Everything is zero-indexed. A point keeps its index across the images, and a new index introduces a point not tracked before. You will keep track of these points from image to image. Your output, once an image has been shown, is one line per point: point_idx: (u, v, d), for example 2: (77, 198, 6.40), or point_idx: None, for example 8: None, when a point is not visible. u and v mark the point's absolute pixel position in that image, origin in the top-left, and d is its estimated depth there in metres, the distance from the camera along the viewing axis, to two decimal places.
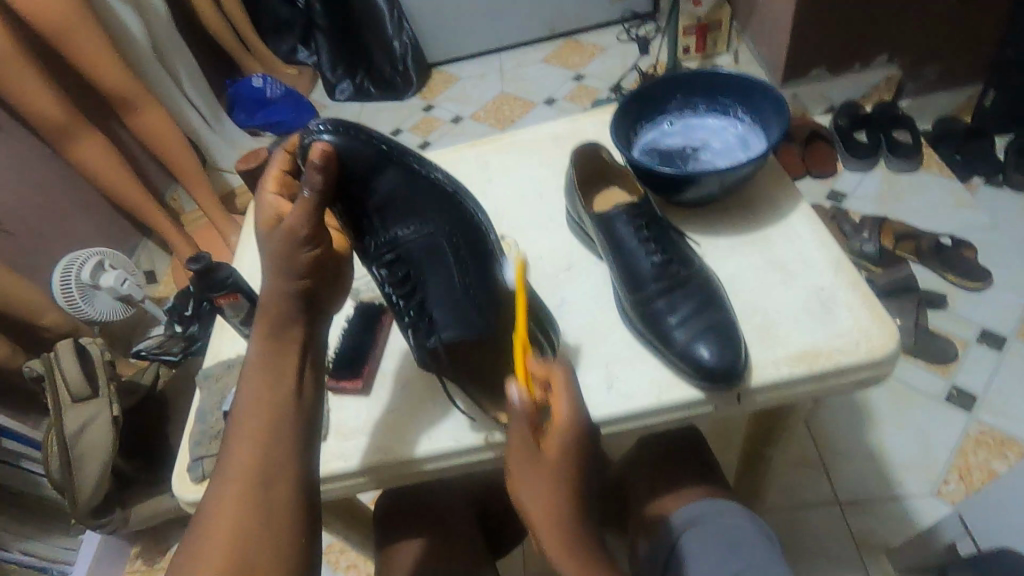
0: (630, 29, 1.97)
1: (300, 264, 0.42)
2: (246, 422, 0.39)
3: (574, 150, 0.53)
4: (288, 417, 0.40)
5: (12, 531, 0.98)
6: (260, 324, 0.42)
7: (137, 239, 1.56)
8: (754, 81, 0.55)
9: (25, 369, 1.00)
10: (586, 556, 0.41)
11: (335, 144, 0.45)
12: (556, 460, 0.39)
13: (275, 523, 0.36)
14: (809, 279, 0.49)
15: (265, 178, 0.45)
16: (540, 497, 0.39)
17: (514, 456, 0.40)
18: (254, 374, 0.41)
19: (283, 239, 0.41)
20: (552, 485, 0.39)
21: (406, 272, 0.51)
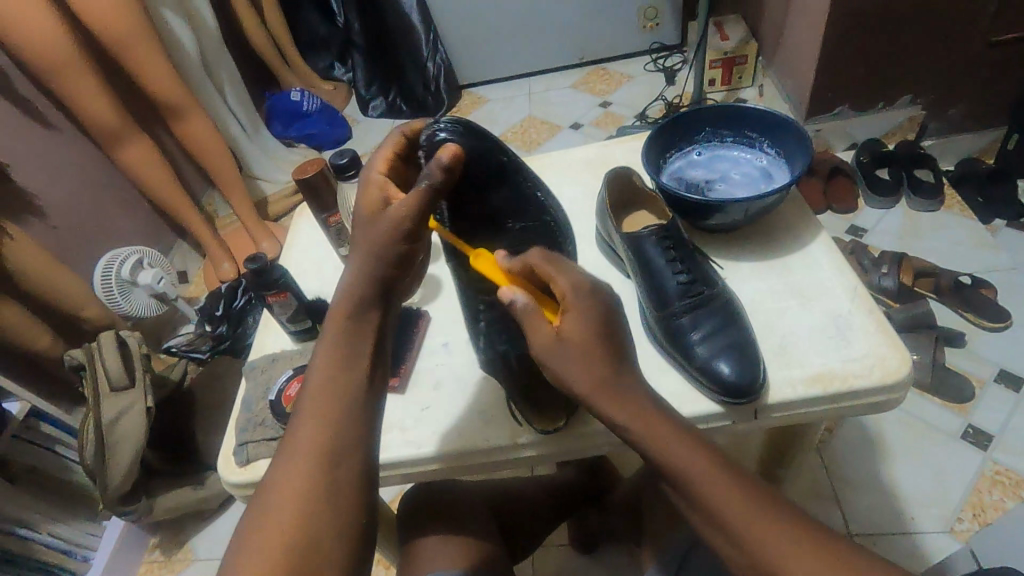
0: (657, 59, 2.02)
1: (393, 254, 0.43)
2: (313, 409, 0.41)
3: (607, 172, 0.56)
4: (352, 407, 0.41)
5: (43, 512, 1.02)
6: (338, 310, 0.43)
7: (173, 239, 1.63)
8: (781, 117, 0.58)
9: (67, 357, 1.05)
10: (700, 467, 0.41)
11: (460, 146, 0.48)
12: (575, 328, 0.43)
13: (336, 511, 0.38)
14: (826, 305, 0.51)
15: (375, 160, 0.48)
16: (585, 370, 0.42)
17: (545, 356, 0.44)
18: (325, 360, 0.42)
19: (387, 227, 0.43)
20: (593, 359, 0.42)
21: (494, 283, 0.54)
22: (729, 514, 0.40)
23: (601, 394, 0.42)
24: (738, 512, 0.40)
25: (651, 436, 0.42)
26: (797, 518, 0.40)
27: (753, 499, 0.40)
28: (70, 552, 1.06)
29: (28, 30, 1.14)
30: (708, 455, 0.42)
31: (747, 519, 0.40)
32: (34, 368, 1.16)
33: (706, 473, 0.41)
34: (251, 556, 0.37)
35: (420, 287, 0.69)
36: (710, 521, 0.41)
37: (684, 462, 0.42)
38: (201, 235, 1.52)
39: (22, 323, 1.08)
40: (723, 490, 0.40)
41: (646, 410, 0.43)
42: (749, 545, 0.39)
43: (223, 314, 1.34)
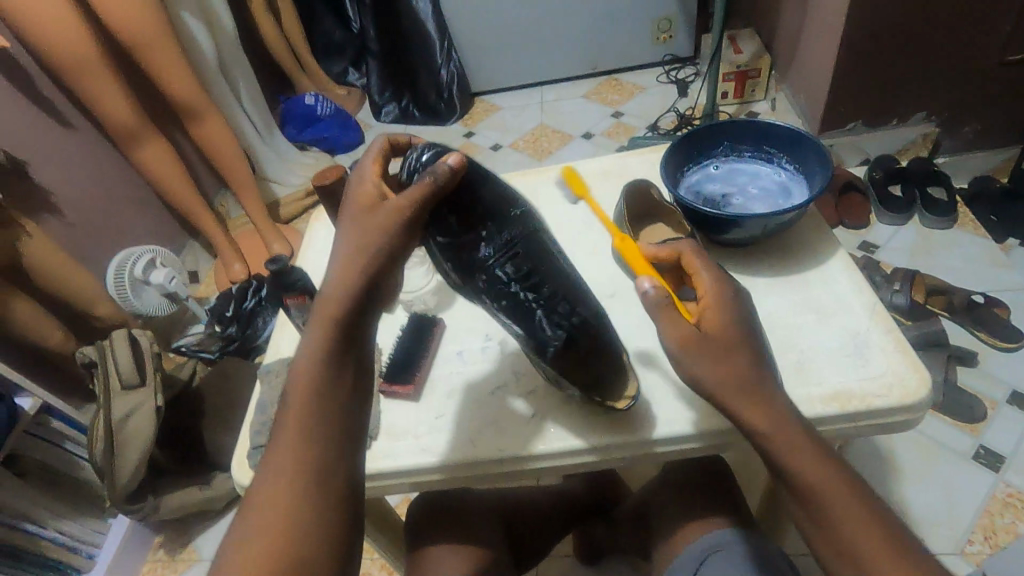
0: (670, 71, 2.02)
1: (389, 250, 0.41)
2: (295, 419, 0.39)
3: (626, 185, 0.57)
4: (335, 419, 0.39)
5: (51, 508, 1.03)
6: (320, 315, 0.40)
7: (186, 239, 1.65)
8: (800, 133, 0.59)
9: (79, 354, 1.05)
10: (814, 468, 0.41)
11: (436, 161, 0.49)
12: (717, 324, 0.45)
13: (322, 514, 0.38)
14: (844, 323, 0.51)
15: (369, 161, 0.46)
16: (724, 370, 0.43)
17: (684, 353, 0.44)
18: (305, 369, 0.39)
19: (379, 228, 0.41)
20: (732, 364, 0.43)
21: (531, 267, 0.51)
22: (845, 517, 0.40)
23: (735, 395, 0.43)
24: (846, 514, 0.41)
25: (771, 432, 0.42)
26: (895, 528, 0.41)
27: (862, 506, 0.41)
28: (76, 549, 1.06)
29: (51, 28, 1.15)
30: (819, 460, 0.42)
31: (862, 525, 0.40)
32: (45, 364, 1.17)
33: (821, 475, 0.41)
34: (240, 560, 0.36)
35: (434, 293, 0.68)
36: (817, 523, 0.41)
37: (807, 464, 0.41)
38: (214, 236, 1.53)
39: (35, 319, 1.09)
40: (842, 495, 0.41)
41: (772, 407, 0.43)
42: (857, 550, 0.40)
43: (233, 314, 1.36)
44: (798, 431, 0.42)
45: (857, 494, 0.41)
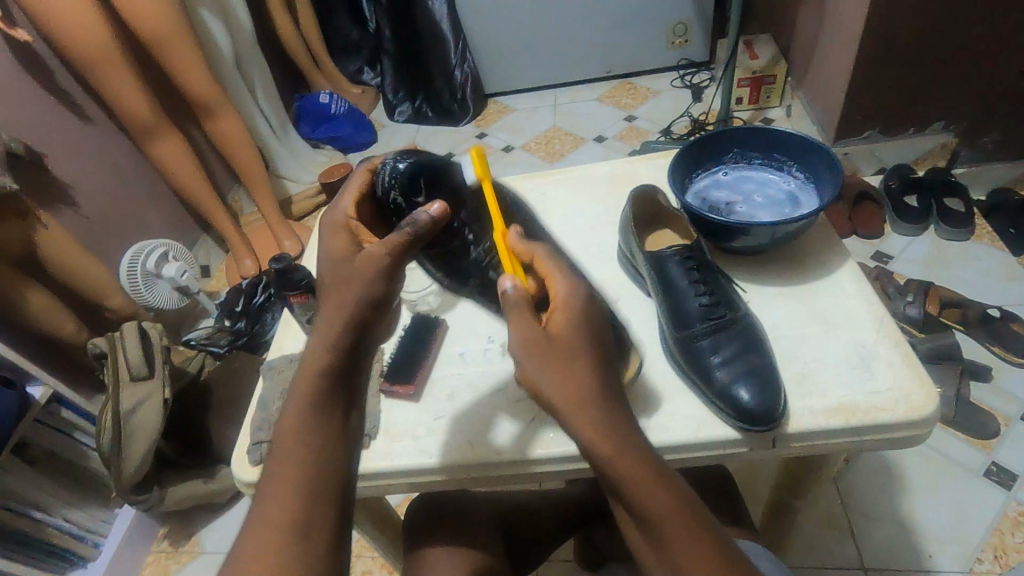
0: (684, 76, 2.01)
1: (380, 271, 0.40)
2: (289, 449, 0.37)
3: (633, 190, 0.56)
4: (329, 448, 0.37)
5: (59, 496, 1.04)
6: (313, 352, 0.39)
7: (198, 234, 1.66)
8: (810, 141, 0.58)
9: (91, 345, 1.07)
10: (639, 481, 0.39)
11: (415, 168, 0.52)
12: (567, 332, 0.41)
13: (313, 547, 0.34)
14: (851, 335, 0.50)
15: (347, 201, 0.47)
16: (565, 383, 0.39)
17: (527, 354, 0.40)
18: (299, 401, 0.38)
19: (359, 265, 0.41)
20: (576, 369, 0.40)
21: None
22: (667, 530, 0.39)
23: (576, 408, 0.39)
24: (675, 521, 0.39)
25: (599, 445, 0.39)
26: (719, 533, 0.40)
27: (686, 514, 0.39)
28: (82, 538, 1.07)
29: (72, 22, 1.17)
30: (645, 469, 0.39)
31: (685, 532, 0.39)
32: (58, 354, 1.19)
33: (649, 487, 0.39)
34: None
35: (437, 295, 0.70)
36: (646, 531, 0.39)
37: (633, 479, 0.39)
38: (226, 231, 1.54)
39: (48, 309, 1.10)
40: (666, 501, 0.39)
41: (597, 415, 0.39)
42: (682, 559, 0.39)
43: (243, 309, 1.38)
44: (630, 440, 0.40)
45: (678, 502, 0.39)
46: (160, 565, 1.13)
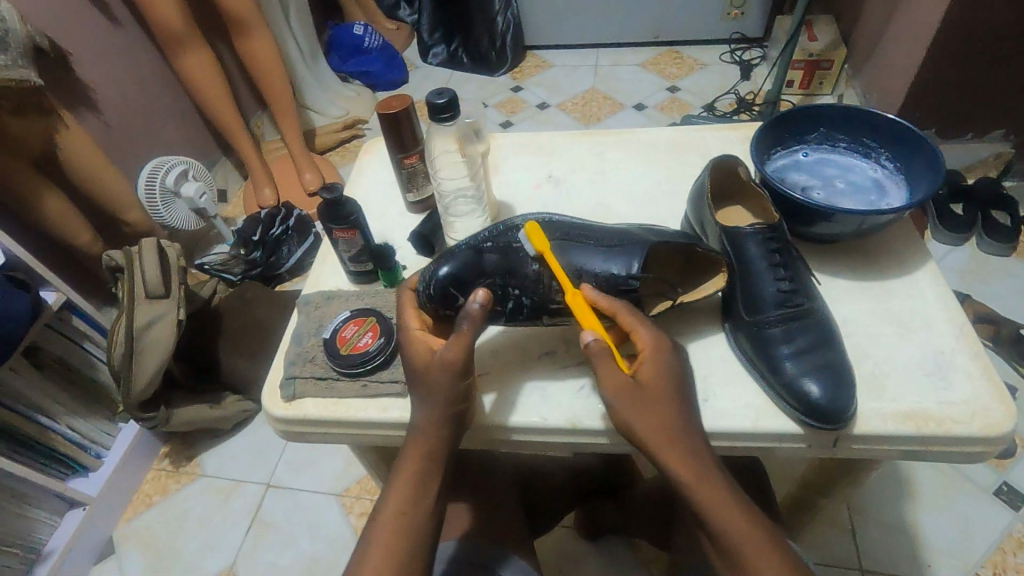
0: (735, 51, 1.92)
1: (459, 382, 0.44)
2: (380, 537, 0.41)
3: (712, 160, 0.52)
4: (412, 548, 0.41)
5: (65, 404, 1.03)
6: (417, 448, 0.44)
7: (218, 157, 1.62)
8: (908, 129, 0.53)
9: (105, 257, 1.04)
10: (715, 502, 0.40)
11: (456, 268, 0.48)
12: (651, 376, 0.44)
13: None
14: (927, 340, 0.48)
15: (408, 316, 0.47)
16: (650, 417, 0.42)
17: (620, 401, 0.43)
18: (397, 495, 0.43)
19: (439, 378, 0.44)
20: (659, 413, 0.43)
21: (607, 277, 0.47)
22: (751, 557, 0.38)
23: (663, 443, 0.42)
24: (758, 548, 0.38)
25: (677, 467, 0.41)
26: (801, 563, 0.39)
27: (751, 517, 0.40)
28: (85, 447, 1.07)
29: None
30: (725, 493, 0.40)
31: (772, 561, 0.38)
32: (71, 262, 1.16)
33: (734, 518, 0.39)
34: None
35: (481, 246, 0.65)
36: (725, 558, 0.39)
37: (710, 500, 0.40)
38: (248, 157, 1.50)
39: (63, 214, 1.07)
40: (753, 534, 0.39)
41: (682, 445, 0.42)
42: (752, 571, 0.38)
43: (259, 240, 1.34)
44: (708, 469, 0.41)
45: (764, 529, 0.39)
46: (161, 482, 1.14)
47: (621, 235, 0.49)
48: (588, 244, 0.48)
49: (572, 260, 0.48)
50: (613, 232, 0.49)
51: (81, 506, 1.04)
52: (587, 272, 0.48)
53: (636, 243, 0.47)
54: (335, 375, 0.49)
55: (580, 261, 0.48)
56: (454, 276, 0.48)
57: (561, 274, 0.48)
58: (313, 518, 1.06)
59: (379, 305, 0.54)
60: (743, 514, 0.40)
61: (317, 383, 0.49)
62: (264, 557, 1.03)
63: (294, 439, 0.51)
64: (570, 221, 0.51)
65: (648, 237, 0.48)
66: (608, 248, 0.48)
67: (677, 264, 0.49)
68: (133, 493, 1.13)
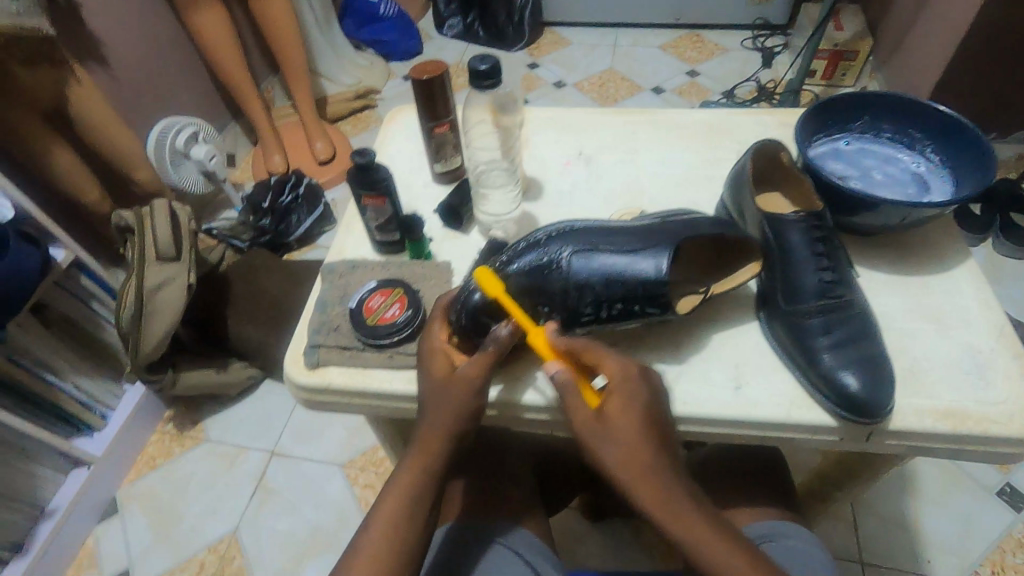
0: (758, 37, 1.88)
1: (470, 402, 0.43)
2: (374, 537, 0.41)
3: (755, 143, 0.51)
4: (405, 551, 0.41)
5: (71, 363, 1.02)
6: (422, 447, 0.43)
7: (228, 120, 1.59)
8: (958, 121, 0.52)
9: (115, 217, 1.02)
10: (694, 536, 0.39)
11: (492, 294, 0.45)
12: (617, 413, 0.40)
13: None
14: (967, 337, 0.47)
15: (435, 329, 0.46)
16: (621, 455, 0.39)
17: (583, 436, 0.41)
18: (395, 497, 0.43)
19: (450, 400, 0.43)
20: (634, 448, 0.39)
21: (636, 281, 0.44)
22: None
23: (638, 480, 0.39)
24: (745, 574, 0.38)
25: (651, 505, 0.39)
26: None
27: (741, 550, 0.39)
28: (90, 407, 1.07)
29: None
30: (704, 528, 0.39)
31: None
32: (79, 220, 1.14)
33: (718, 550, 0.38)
34: None
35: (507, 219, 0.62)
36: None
37: (692, 539, 0.38)
38: (258, 121, 1.47)
39: (73, 171, 1.05)
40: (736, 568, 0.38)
41: (657, 480, 0.39)
42: None
43: (269, 207, 1.34)
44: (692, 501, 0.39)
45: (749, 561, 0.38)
46: (164, 446, 1.14)
47: (646, 234, 0.45)
48: (613, 247, 0.45)
49: (596, 264, 0.44)
50: (641, 230, 0.46)
51: (85, 466, 1.04)
52: (613, 273, 0.44)
53: (662, 240, 0.44)
54: (361, 345, 0.49)
55: (604, 264, 0.44)
56: (489, 300, 0.45)
57: (590, 284, 0.44)
58: (318, 487, 1.07)
59: (406, 276, 0.53)
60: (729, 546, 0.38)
61: (343, 352, 0.49)
62: (268, 524, 1.03)
63: (314, 408, 0.51)
64: (593, 225, 0.47)
65: (675, 234, 0.45)
66: (634, 249, 0.44)
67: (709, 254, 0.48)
68: (137, 455, 1.13)
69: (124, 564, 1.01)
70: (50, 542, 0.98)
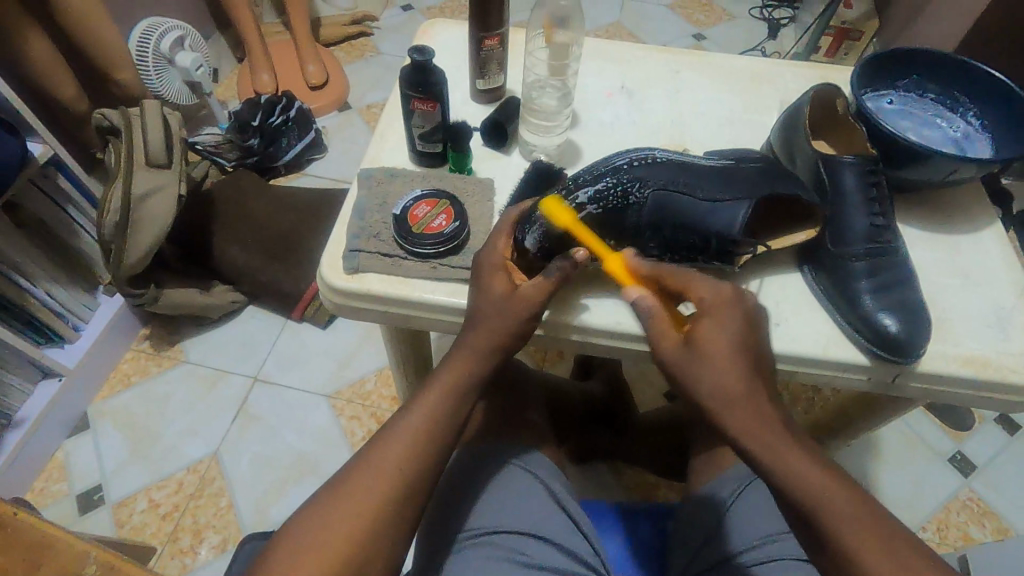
0: (766, 7, 1.84)
1: (523, 324, 0.43)
2: (410, 426, 0.41)
3: (815, 86, 0.50)
4: (433, 453, 0.41)
5: (44, 268, 0.95)
6: (466, 352, 0.43)
7: (212, 31, 1.48)
8: (1006, 86, 0.53)
9: (97, 115, 0.92)
10: (789, 461, 0.38)
11: (562, 221, 0.44)
12: (712, 344, 0.40)
13: (408, 487, 0.40)
14: (991, 294, 0.49)
15: (499, 242, 0.45)
16: (725, 381, 0.39)
17: (671, 361, 0.41)
18: (437, 394, 0.43)
19: (508, 314, 0.43)
20: (731, 362, 0.39)
21: (705, 237, 0.46)
22: (839, 524, 0.36)
23: (734, 405, 0.39)
24: (844, 507, 0.37)
25: (752, 434, 0.39)
26: (899, 526, 0.37)
27: (847, 492, 0.37)
28: (63, 317, 1.00)
29: None
30: (797, 449, 0.39)
31: (851, 523, 0.36)
32: (53, 117, 1.05)
33: (815, 478, 0.38)
34: (344, 503, 0.38)
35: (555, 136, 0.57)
36: (803, 523, 0.38)
37: (784, 462, 0.38)
38: (248, 34, 1.38)
39: (50, 60, 0.96)
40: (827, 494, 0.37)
41: (751, 406, 0.39)
42: (834, 533, 0.36)
43: (259, 126, 1.24)
44: (782, 422, 0.39)
45: (852, 492, 0.37)
46: (140, 364, 1.10)
47: (727, 180, 0.45)
48: (694, 193, 0.45)
49: (674, 210, 0.45)
50: (720, 173, 0.46)
51: (56, 377, 0.99)
52: (690, 223, 0.45)
53: (745, 191, 0.45)
54: (403, 253, 0.48)
55: (683, 210, 0.45)
56: (559, 226, 0.45)
57: (662, 226, 0.45)
58: (302, 416, 1.05)
59: (448, 189, 0.52)
60: (815, 471, 0.38)
61: (383, 259, 0.47)
62: (248, 447, 1.02)
63: (342, 315, 0.50)
64: (676, 159, 0.46)
65: (758, 185, 0.45)
66: (715, 199, 0.45)
67: (775, 206, 0.47)
68: (110, 371, 1.08)
69: (96, 480, 0.98)
70: (17, 452, 0.94)
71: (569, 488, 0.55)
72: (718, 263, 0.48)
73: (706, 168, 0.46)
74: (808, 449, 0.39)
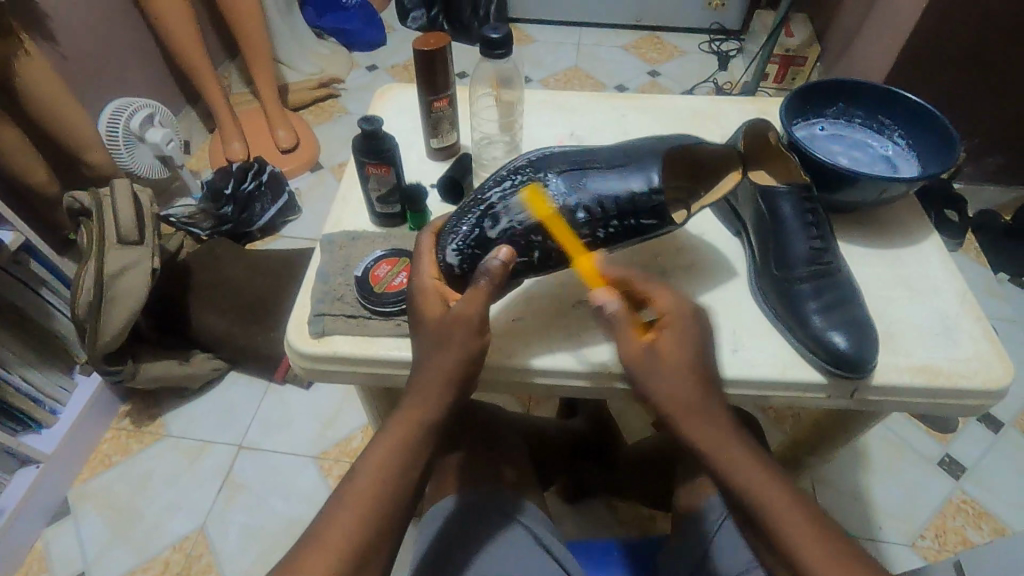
0: (713, 41, 1.94)
1: (468, 348, 0.43)
2: (361, 487, 0.41)
3: (746, 123, 0.52)
4: (387, 511, 0.40)
5: (17, 354, 0.95)
6: (416, 402, 0.43)
7: (182, 106, 1.52)
8: (923, 108, 0.57)
9: (67, 199, 0.94)
10: (753, 477, 0.41)
11: (477, 229, 0.47)
12: (671, 352, 0.44)
13: (360, 548, 0.39)
14: (937, 303, 0.51)
15: (425, 266, 0.47)
16: (671, 388, 0.43)
17: (636, 368, 0.44)
18: (386, 450, 0.42)
19: (453, 337, 0.43)
20: (686, 374, 0.43)
21: (631, 199, 0.46)
22: (789, 530, 0.39)
23: (682, 411, 0.43)
24: (792, 519, 0.39)
25: (702, 438, 0.42)
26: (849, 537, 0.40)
27: (797, 499, 0.40)
28: (39, 401, 0.99)
29: None
30: (746, 457, 0.42)
31: (802, 533, 0.39)
32: (24, 203, 1.07)
33: (765, 486, 0.41)
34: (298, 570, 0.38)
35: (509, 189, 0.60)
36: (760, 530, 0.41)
37: (737, 470, 0.41)
38: (217, 107, 1.42)
39: (22, 149, 0.98)
40: (775, 488, 0.41)
41: (701, 417, 0.43)
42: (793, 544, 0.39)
43: (231, 193, 1.26)
44: (728, 431, 0.43)
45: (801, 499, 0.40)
46: (120, 443, 1.08)
47: (626, 154, 0.48)
48: (598, 167, 0.47)
49: (587, 186, 0.47)
50: (614, 151, 0.48)
51: (33, 465, 0.97)
52: (604, 191, 0.46)
53: (642, 156, 0.47)
54: (367, 314, 0.49)
55: (594, 185, 0.46)
56: (474, 236, 0.47)
57: (581, 200, 0.46)
58: (289, 480, 1.04)
59: (409, 248, 0.53)
60: (764, 470, 0.41)
61: (347, 320, 0.49)
62: (236, 518, 1.00)
63: (314, 380, 0.50)
64: (571, 150, 0.50)
65: (656, 150, 0.47)
66: (620, 168, 0.47)
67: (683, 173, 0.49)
68: (90, 453, 1.06)
69: (79, 568, 0.95)
70: None
71: (553, 529, 0.54)
72: (658, 225, 0.48)
73: (600, 150, 0.49)
74: (762, 459, 0.42)
